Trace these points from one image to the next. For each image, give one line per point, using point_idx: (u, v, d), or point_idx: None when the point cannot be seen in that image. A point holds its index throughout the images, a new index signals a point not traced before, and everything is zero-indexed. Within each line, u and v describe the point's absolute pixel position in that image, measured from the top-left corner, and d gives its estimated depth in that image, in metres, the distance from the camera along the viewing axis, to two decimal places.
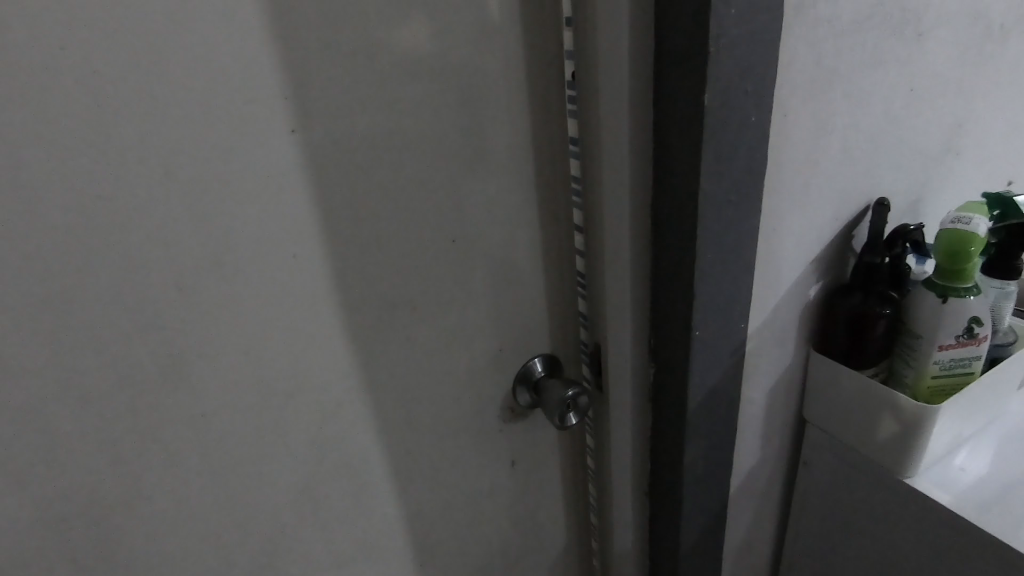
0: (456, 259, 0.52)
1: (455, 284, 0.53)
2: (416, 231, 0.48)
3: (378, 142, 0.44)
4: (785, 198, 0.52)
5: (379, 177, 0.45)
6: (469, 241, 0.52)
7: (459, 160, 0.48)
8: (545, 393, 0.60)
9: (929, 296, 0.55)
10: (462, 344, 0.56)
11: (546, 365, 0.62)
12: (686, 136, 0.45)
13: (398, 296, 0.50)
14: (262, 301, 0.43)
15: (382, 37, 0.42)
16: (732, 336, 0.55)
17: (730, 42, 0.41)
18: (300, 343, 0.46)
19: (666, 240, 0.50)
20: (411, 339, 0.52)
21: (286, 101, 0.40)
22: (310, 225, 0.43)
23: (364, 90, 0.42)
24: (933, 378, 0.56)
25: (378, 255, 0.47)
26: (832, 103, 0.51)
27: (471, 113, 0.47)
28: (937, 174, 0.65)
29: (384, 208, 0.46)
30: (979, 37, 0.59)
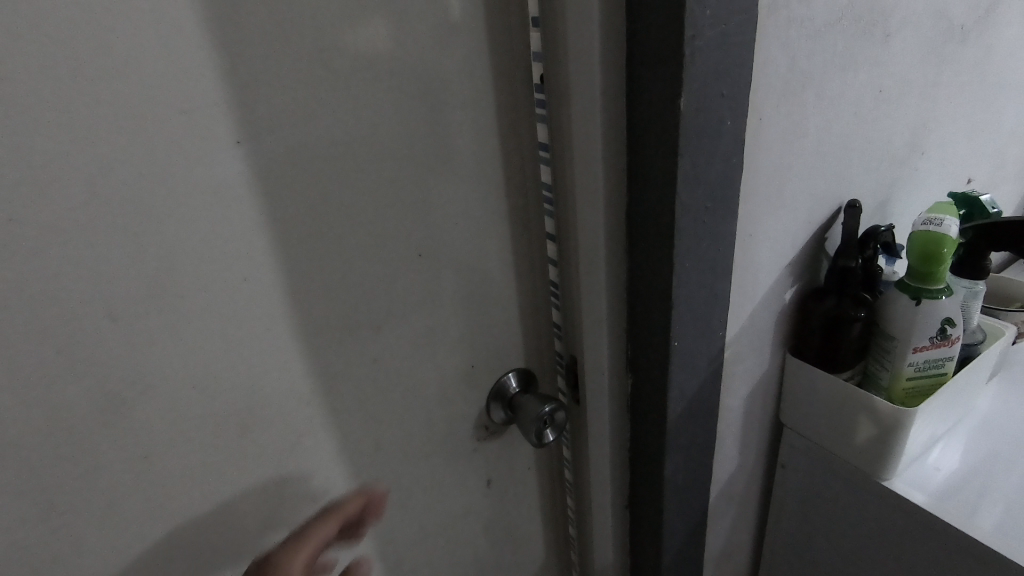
0: (424, 273, 0.49)
1: (423, 298, 0.50)
2: (379, 244, 0.46)
3: (337, 150, 0.41)
4: (761, 203, 0.51)
5: (339, 188, 0.42)
6: (437, 253, 0.49)
7: (425, 168, 0.46)
8: (522, 409, 0.58)
9: (903, 298, 0.55)
10: (433, 361, 0.53)
11: (522, 381, 0.60)
12: (663, 142, 0.43)
13: (364, 313, 0.47)
14: (211, 328, 0.40)
15: (339, 38, 0.39)
16: (710, 344, 0.54)
17: (705, 44, 0.40)
18: (257, 368, 0.43)
19: (642, 249, 0.49)
20: (378, 358, 0.49)
21: (234, 108, 0.36)
22: (263, 243, 0.40)
23: (319, 95, 0.39)
24: (907, 380, 0.56)
25: (341, 270, 0.44)
26: (805, 105, 0.50)
27: (436, 119, 0.45)
28: (904, 174, 0.65)
29: (344, 221, 0.43)
30: (942, 38, 0.59)
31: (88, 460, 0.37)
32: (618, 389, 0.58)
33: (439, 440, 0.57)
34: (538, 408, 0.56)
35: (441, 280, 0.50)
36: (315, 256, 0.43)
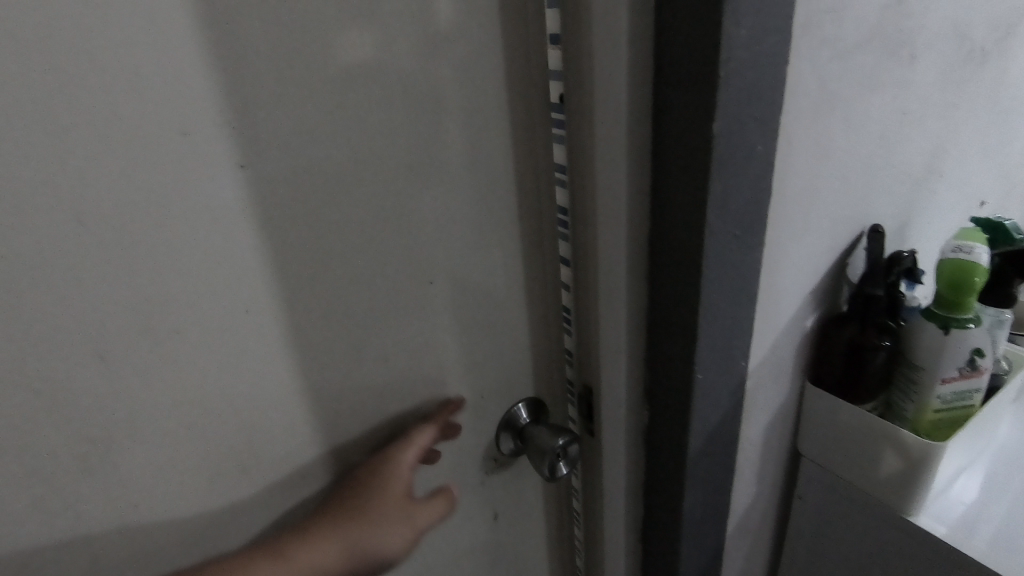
0: (434, 298, 0.46)
1: (432, 325, 0.47)
2: (388, 271, 0.43)
3: (348, 169, 0.38)
4: (787, 229, 0.49)
5: (347, 210, 0.39)
6: (448, 278, 0.46)
7: (438, 189, 0.43)
8: (532, 441, 0.55)
9: (930, 327, 0.53)
10: (441, 390, 0.50)
11: (532, 410, 0.57)
12: (690, 165, 0.41)
13: (369, 343, 0.44)
14: (207, 364, 0.37)
15: (349, 52, 0.36)
16: (733, 375, 0.52)
17: (740, 65, 0.38)
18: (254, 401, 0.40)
19: (665, 277, 0.46)
20: (383, 388, 0.46)
21: (237, 128, 0.34)
22: (264, 272, 0.37)
23: (328, 114, 0.37)
24: (935, 412, 0.54)
25: (346, 296, 0.42)
26: (833, 128, 0.48)
27: (451, 138, 0.42)
28: (924, 196, 0.64)
29: (351, 243, 0.40)
30: (963, 60, 0.58)
31: (71, 501, 0.35)
32: (635, 420, 0.55)
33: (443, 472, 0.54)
34: (550, 442, 0.53)
35: (451, 306, 0.48)
36: (319, 282, 0.40)
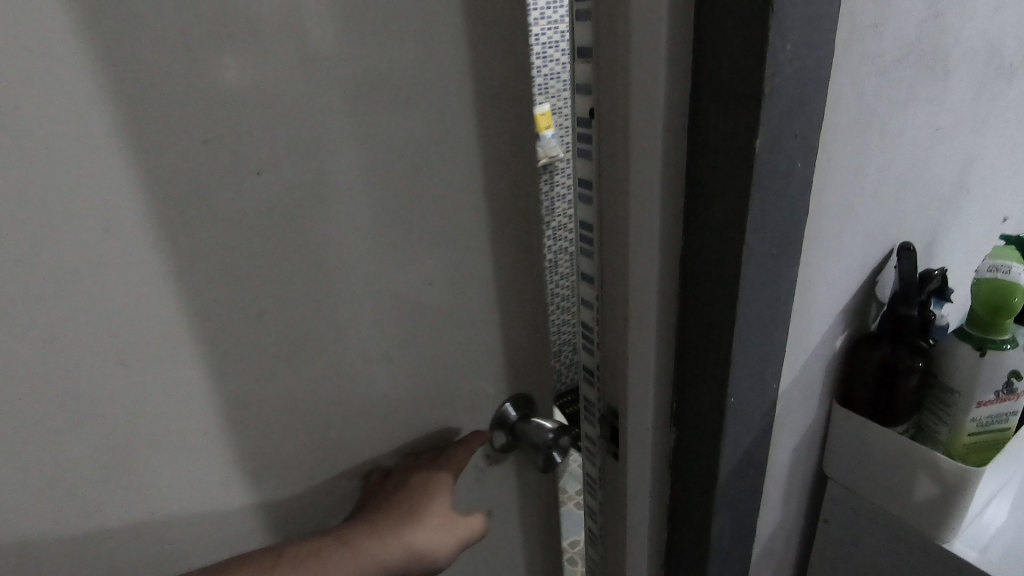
0: (459, 312, 0.45)
1: (460, 339, 0.46)
2: (409, 283, 0.42)
3: (374, 178, 0.38)
4: (822, 247, 0.48)
5: (373, 219, 0.39)
6: (473, 291, 0.45)
7: (464, 200, 0.42)
8: (524, 437, 0.52)
9: (965, 348, 0.51)
10: (464, 407, 0.49)
11: (521, 406, 0.52)
12: (728, 183, 0.39)
13: (392, 357, 0.43)
14: (232, 370, 0.37)
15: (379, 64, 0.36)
16: (764, 397, 0.50)
17: (783, 81, 0.36)
18: (272, 414, 0.39)
19: (698, 296, 0.45)
20: (405, 401, 0.45)
21: (263, 140, 0.34)
22: (287, 281, 0.37)
23: (353, 123, 0.36)
24: (969, 436, 0.53)
25: (370, 308, 0.41)
26: (868, 144, 0.46)
27: (480, 151, 0.42)
28: (951, 213, 0.62)
29: (375, 255, 0.40)
30: (994, 75, 0.56)
31: (93, 512, 0.34)
32: (661, 443, 0.53)
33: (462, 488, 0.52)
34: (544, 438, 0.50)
35: (478, 321, 0.47)
36: (342, 293, 0.39)
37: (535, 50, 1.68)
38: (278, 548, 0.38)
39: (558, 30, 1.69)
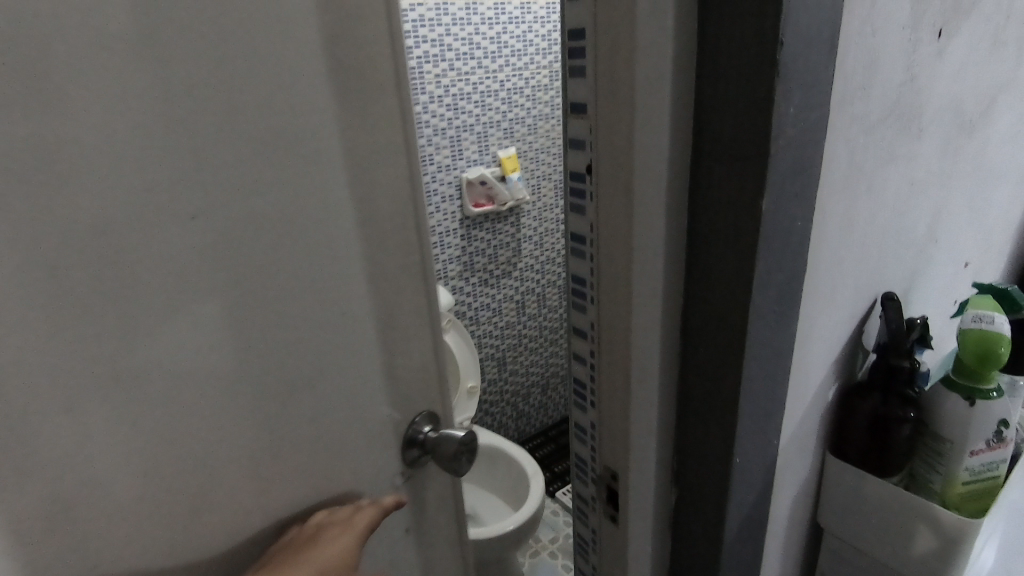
0: (336, 315, 0.41)
1: (343, 352, 0.42)
2: (346, 321, 0.42)
3: (234, 149, 0.33)
4: (817, 301, 0.48)
5: (237, 202, 0.34)
6: (355, 295, 0.42)
7: (342, 191, 0.40)
8: (439, 451, 0.51)
9: (954, 398, 0.52)
10: (347, 428, 0.44)
11: (431, 423, 0.52)
12: (732, 242, 0.39)
13: (265, 366, 0.38)
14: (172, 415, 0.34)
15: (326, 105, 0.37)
16: (768, 456, 0.48)
17: (787, 142, 0.36)
18: (149, 439, 0.33)
19: (701, 354, 0.44)
20: (283, 420, 0.40)
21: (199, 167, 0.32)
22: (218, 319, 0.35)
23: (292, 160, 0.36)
24: (963, 486, 0.53)
25: (235, 310, 0.35)
26: (856, 200, 0.47)
27: (360, 148, 0.40)
28: (924, 262, 0.64)
29: (231, 243, 0.35)
30: (957, 131, 0.59)
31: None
32: (662, 505, 0.51)
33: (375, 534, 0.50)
34: (453, 445, 0.50)
35: (386, 339, 0.46)
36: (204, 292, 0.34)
37: (502, 96, 1.71)
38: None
39: (523, 77, 1.73)
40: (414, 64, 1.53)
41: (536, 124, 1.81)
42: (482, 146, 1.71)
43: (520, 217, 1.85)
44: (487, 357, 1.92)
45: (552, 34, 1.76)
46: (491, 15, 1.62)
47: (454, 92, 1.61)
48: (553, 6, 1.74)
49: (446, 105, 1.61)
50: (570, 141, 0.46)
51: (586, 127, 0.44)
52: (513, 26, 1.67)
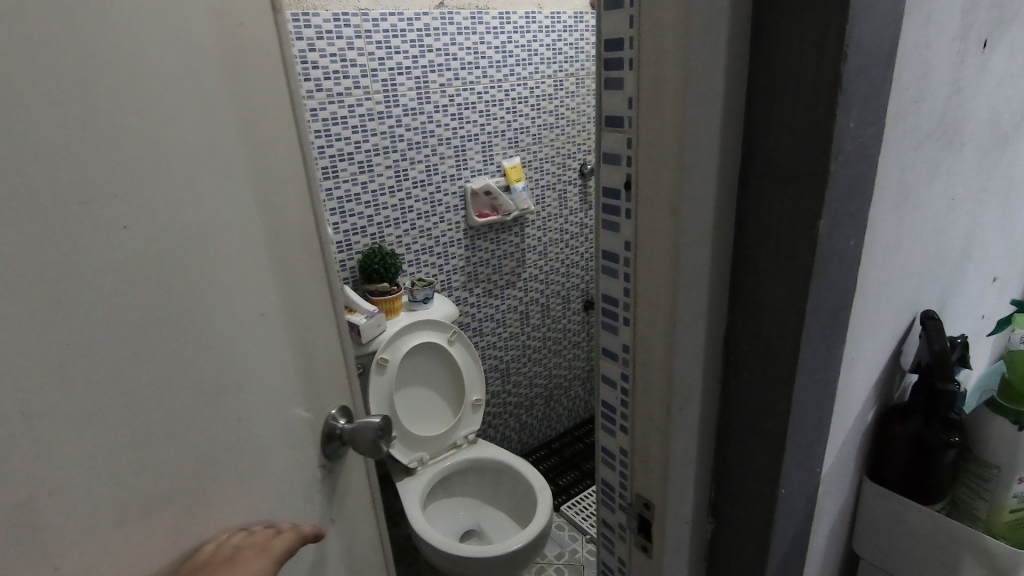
0: (248, 297, 0.48)
1: (256, 323, 0.50)
2: (267, 310, 0.51)
3: (174, 154, 0.42)
4: (863, 322, 0.46)
5: (148, 188, 0.40)
6: (260, 288, 0.50)
7: (260, 196, 0.49)
8: (355, 439, 0.61)
9: (1002, 422, 0.51)
10: (275, 399, 0.52)
11: (346, 416, 0.62)
12: (784, 265, 0.37)
13: (200, 343, 0.44)
14: (165, 388, 0.42)
15: (274, 143, 0.50)
16: (812, 486, 0.46)
17: (846, 159, 0.34)
18: (129, 412, 0.40)
19: (745, 380, 0.42)
20: (194, 382, 0.44)
21: (176, 195, 0.42)
22: (192, 317, 0.44)
23: (243, 185, 0.47)
24: (1010, 513, 0.51)
25: (172, 292, 0.42)
26: (903, 217, 0.45)
27: (278, 170, 0.51)
28: (960, 278, 0.62)
29: (184, 254, 0.43)
30: (996, 146, 0.57)
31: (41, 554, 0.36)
32: (699, 537, 0.48)
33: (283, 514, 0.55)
34: (373, 431, 0.60)
35: (298, 331, 0.55)
36: (120, 269, 0.39)
37: (506, 106, 1.69)
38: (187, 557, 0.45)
39: (528, 86, 1.72)
40: (420, 73, 1.51)
41: (541, 134, 1.79)
42: (486, 156, 1.69)
43: (525, 227, 1.83)
44: (491, 369, 1.89)
45: (558, 43, 1.75)
46: (496, 24, 1.60)
47: (459, 102, 1.59)
48: (558, 15, 1.72)
49: (451, 115, 1.59)
50: (603, 155, 0.44)
51: (622, 142, 0.42)
52: (518, 36, 1.66)
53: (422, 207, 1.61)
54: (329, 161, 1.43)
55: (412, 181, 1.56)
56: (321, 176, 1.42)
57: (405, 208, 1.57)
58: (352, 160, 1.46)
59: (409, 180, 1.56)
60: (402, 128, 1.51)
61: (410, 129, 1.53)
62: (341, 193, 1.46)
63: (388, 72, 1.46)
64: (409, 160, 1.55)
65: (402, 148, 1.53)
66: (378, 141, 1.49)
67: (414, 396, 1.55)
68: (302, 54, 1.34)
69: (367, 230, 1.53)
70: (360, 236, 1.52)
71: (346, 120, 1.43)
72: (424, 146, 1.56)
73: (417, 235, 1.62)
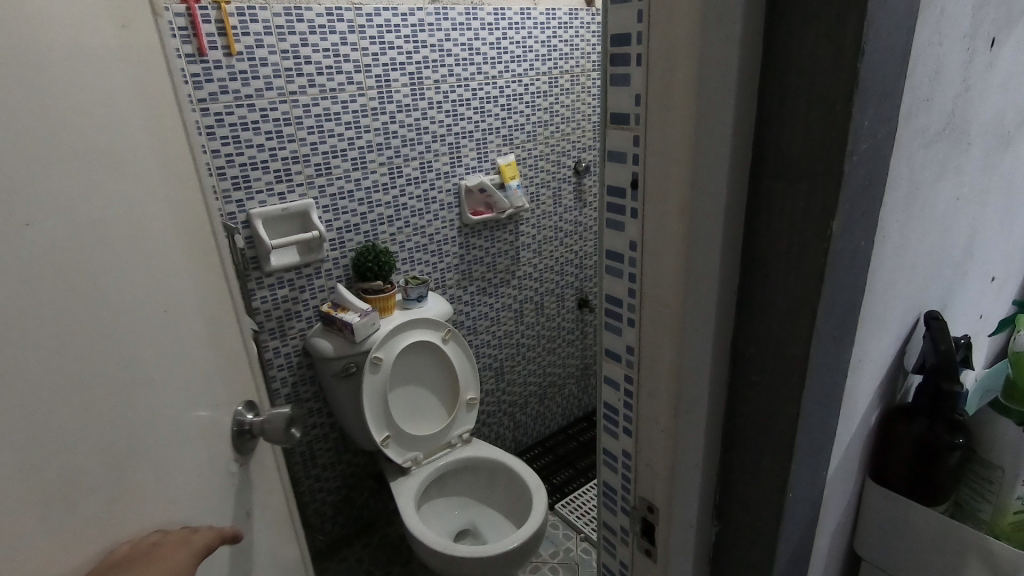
0: (163, 280, 0.53)
1: (166, 314, 0.53)
2: (181, 288, 0.55)
3: (91, 144, 0.45)
4: (871, 323, 0.45)
5: (75, 173, 0.43)
6: (169, 276, 0.54)
7: (155, 194, 0.52)
8: (264, 430, 0.65)
9: (1006, 423, 0.51)
10: (183, 394, 0.55)
11: (250, 411, 0.67)
12: (796, 266, 0.37)
13: (123, 318, 0.48)
14: (98, 361, 0.45)
15: (165, 133, 0.55)
16: (818, 489, 0.46)
17: (859, 158, 0.34)
18: (71, 388, 0.43)
19: (752, 381, 0.41)
20: (116, 364, 0.47)
21: (96, 178, 0.45)
22: (122, 296, 0.48)
23: (151, 171, 0.52)
24: (1014, 514, 0.51)
25: (99, 267, 0.46)
26: (911, 217, 0.45)
27: (170, 155, 0.55)
28: (963, 277, 0.61)
29: (108, 235, 0.46)
30: (1001, 145, 0.57)
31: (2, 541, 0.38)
32: (703, 539, 0.48)
33: (205, 515, 0.58)
34: (282, 420, 0.65)
35: (205, 309, 0.60)
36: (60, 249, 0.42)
37: (500, 102, 1.68)
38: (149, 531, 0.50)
39: (521, 83, 1.70)
40: (414, 69, 1.49)
41: (535, 131, 1.78)
42: (481, 153, 1.68)
43: (519, 225, 1.82)
44: (485, 367, 1.88)
45: (553, 40, 1.74)
46: (491, 20, 1.59)
47: (453, 98, 1.58)
48: (553, 12, 1.71)
49: (446, 111, 1.57)
50: (609, 152, 0.42)
51: (630, 139, 0.39)
52: (513, 32, 1.64)
53: (415, 204, 1.59)
54: (323, 158, 1.41)
55: (406, 178, 1.55)
56: (315, 172, 1.40)
57: (399, 205, 1.56)
58: (346, 156, 1.44)
59: (403, 177, 1.54)
60: (396, 124, 1.50)
61: (405, 126, 1.51)
62: (335, 190, 1.44)
63: (381, 68, 1.44)
64: (403, 156, 1.53)
65: (397, 145, 1.51)
66: (372, 137, 1.47)
67: (407, 396, 1.54)
68: (296, 49, 1.31)
69: (360, 227, 1.51)
70: (353, 234, 1.50)
71: (340, 117, 1.41)
72: (419, 142, 1.55)
73: (411, 233, 1.60)
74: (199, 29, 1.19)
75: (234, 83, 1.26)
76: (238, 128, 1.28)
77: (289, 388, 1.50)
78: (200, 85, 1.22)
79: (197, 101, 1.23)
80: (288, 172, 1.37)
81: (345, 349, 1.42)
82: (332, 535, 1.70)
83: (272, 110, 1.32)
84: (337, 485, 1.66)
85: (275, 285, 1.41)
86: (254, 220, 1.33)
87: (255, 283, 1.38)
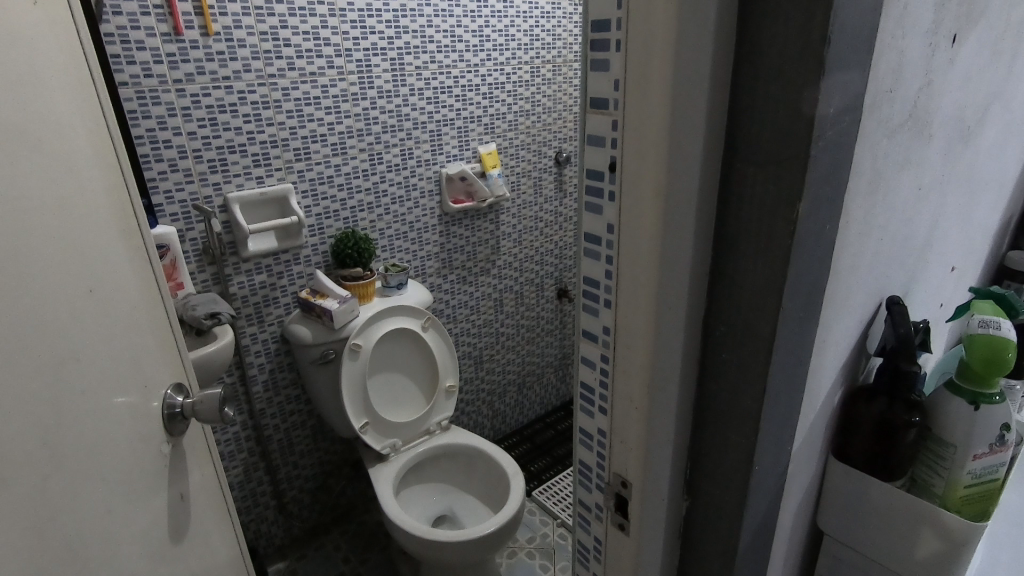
0: (88, 252, 0.54)
1: (86, 300, 0.53)
2: (106, 259, 0.57)
3: (17, 118, 0.47)
4: (834, 306, 0.47)
5: (5, 149, 0.45)
6: (93, 255, 0.55)
7: (73, 171, 0.53)
8: (196, 411, 0.67)
9: (959, 402, 0.54)
10: (113, 367, 0.56)
11: (180, 394, 0.68)
12: (765, 248, 0.39)
13: (55, 289, 0.49)
14: (31, 331, 0.47)
15: (82, 108, 0.56)
16: (783, 464, 0.48)
17: (826, 145, 0.36)
18: (11, 358, 0.45)
19: (722, 360, 0.43)
20: (46, 338, 0.48)
21: (25, 151, 0.47)
22: (52, 270, 0.49)
23: (74, 145, 0.54)
24: (964, 488, 0.54)
25: (34, 239, 0.47)
26: (875, 204, 0.47)
27: (88, 129, 0.57)
28: (924, 266, 0.64)
29: (37, 207, 0.48)
30: (961, 139, 0.59)
31: None
32: (674, 511, 0.50)
33: (138, 492, 0.59)
34: (215, 400, 0.67)
35: (129, 285, 0.61)
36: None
37: (481, 91, 1.68)
38: (82, 511, 0.51)
39: (503, 71, 1.70)
40: (395, 55, 1.48)
41: (516, 120, 1.78)
42: (462, 141, 1.68)
43: (500, 214, 1.83)
44: (464, 356, 1.89)
45: (535, 29, 1.74)
46: (473, 8, 1.58)
47: (435, 85, 1.57)
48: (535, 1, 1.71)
49: (427, 98, 1.57)
50: (589, 137, 0.43)
51: (608, 124, 0.40)
52: (495, 21, 1.64)
53: (396, 192, 1.58)
54: (302, 142, 1.39)
55: (387, 165, 1.54)
56: (293, 157, 1.39)
57: (379, 192, 1.55)
58: (326, 141, 1.43)
59: (383, 164, 1.54)
60: (376, 110, 1.49)
61: (386, 112, 1.50)
62: (314, 176, 1.43)
63: (362, 53, 1.42)
64: (384, 143, 1.52)
65: (377, 131, 1.50)
66: (352, 122, 1.46)
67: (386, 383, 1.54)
68: (275, 31, 1.29)
69: (340, 213, 1.50)
70: (333, 221, 1.49)
71: (320, 101, 1.39)
72: (400, 129, 1.54)
73: (391, 220, 1.60)
74: (175, 8, 1.17)
75: (210, 64, 1.24)
76: (215, 110, 1.26)
77: (266, 374, 1.49)
78: (175, 65, 1.20)
79: (173, 82, 1.20)
80: (267, 156, 1.35)
81: (325, 335, 1.41)
82: (309, 522, 1.70)
83: (250, 93, 1.30)
84: (314, 472, 1.66)
85: (253, 271, 1.40)
86: (232, 204, 1.31)
87: (233, 269, 1.36)
